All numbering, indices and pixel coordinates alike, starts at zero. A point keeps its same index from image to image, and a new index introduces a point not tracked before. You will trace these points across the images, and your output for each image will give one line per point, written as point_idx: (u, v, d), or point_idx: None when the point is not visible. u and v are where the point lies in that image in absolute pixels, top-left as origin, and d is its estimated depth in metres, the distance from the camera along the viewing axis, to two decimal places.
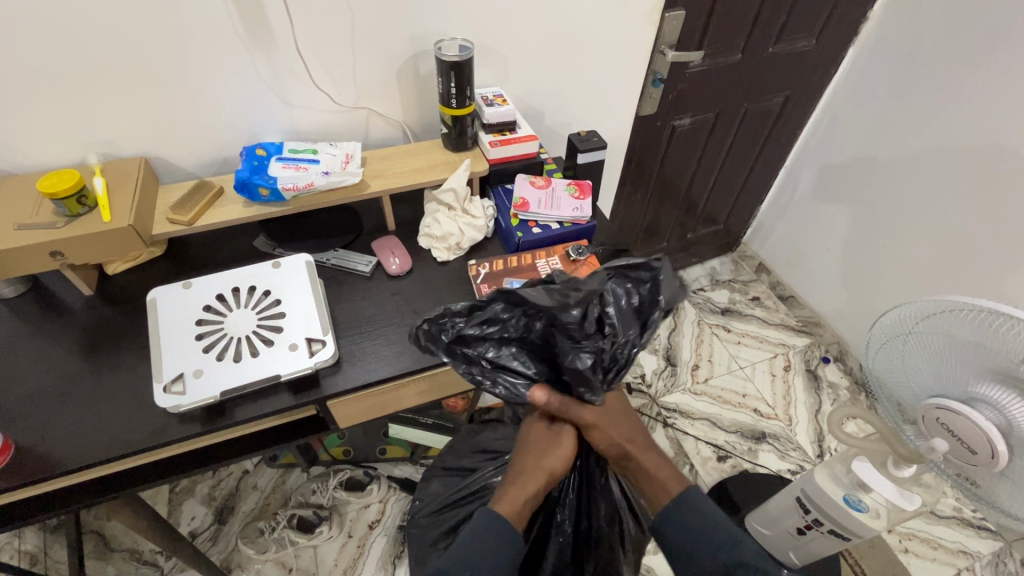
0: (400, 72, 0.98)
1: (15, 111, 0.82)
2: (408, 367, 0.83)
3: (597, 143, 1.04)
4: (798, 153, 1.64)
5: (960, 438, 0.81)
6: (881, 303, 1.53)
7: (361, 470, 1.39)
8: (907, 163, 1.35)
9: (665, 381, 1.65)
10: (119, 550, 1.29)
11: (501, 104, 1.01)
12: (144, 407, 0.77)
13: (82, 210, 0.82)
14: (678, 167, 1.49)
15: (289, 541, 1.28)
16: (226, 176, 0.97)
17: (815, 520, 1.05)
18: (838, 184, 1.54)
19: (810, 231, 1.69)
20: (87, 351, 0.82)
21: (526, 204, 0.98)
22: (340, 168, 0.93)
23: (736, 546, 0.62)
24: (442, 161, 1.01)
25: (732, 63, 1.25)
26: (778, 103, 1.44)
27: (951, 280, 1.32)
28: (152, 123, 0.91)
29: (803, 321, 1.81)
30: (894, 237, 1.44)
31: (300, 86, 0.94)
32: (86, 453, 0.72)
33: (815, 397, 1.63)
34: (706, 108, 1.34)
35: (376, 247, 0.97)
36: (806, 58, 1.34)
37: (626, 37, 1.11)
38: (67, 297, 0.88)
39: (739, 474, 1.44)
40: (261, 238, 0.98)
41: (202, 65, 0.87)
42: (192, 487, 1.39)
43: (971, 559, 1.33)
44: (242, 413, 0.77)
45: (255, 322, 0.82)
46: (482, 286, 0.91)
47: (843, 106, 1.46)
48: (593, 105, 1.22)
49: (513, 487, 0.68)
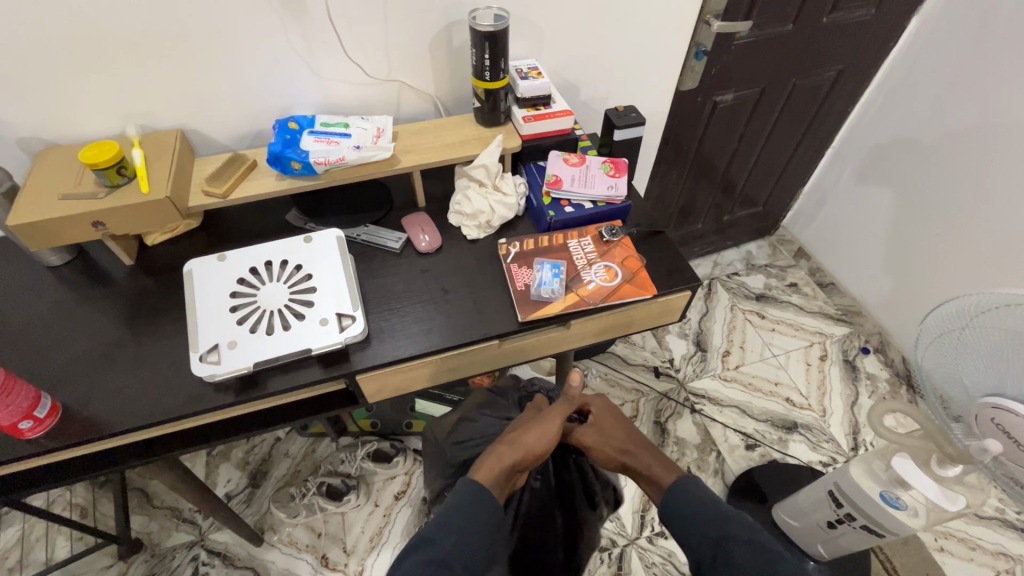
0: (433, 44, 0.96)
1: (60, 82, 0.84)
2: (436, 345, 0.82)
3: (635, 119, 0.99)
4: (848, 133, 1.55)
5: (1015, 439, 0.75)
6: (931, 294, 1.45)
7: (388, 443, 1.40)
8: (970, 144, 1.25)
9: (694, 366, 1.62)
10: (161, 507, 1.35)
11: (536, 77, 0.98)
12: (181, 374, 0.79)
13: (122, 180, 0.84)
14: (717, 146, 1.42)
15: (318, 507, 1.32)
16: (260, 150, 0.97)
17: (847, 515, 1.02)
18: (888, 168, 1.46)
19: (856, 216, 1.61)
20: (129, 319, 0.85)
21: (559, 181, 0.95)
22: (372, 143, 0.92)
23: (725, 521, 0.65)
24: (474, 136, 0.99)
25: (781, 35, 1.17)
26: (829, 77, 1.35)
27: (1007, 272, 1.24)
28: (189, 96, 0.91)
29: (842, 309, 1.74)
30: (949, 224, 1.35)
31: (333, 57, 0.93)
32: (129, 417, 0.75)
33: (852, 388, 1.57)
34: (750, 82, 1.26)
35: (405, 223, 0.96)
36: (863, 29, 1.25)
37: (669, 6, 1.05)
38: (109, 266, 0.91)
39: (769, 463, 1.41)
40: (292, 212, 0.98)
41: (235, 36, 0.86)
42: (227, 451, 1.45)
43: (1012, 561, 1.27)
44: (274, 385, 0.78)
45: (288, 296, 0.83)
46: (512, 266, 0.90)
47: (903, 82, 1.36)
48: (631, 78, 1.17)
49: (493, 457, 0.76)
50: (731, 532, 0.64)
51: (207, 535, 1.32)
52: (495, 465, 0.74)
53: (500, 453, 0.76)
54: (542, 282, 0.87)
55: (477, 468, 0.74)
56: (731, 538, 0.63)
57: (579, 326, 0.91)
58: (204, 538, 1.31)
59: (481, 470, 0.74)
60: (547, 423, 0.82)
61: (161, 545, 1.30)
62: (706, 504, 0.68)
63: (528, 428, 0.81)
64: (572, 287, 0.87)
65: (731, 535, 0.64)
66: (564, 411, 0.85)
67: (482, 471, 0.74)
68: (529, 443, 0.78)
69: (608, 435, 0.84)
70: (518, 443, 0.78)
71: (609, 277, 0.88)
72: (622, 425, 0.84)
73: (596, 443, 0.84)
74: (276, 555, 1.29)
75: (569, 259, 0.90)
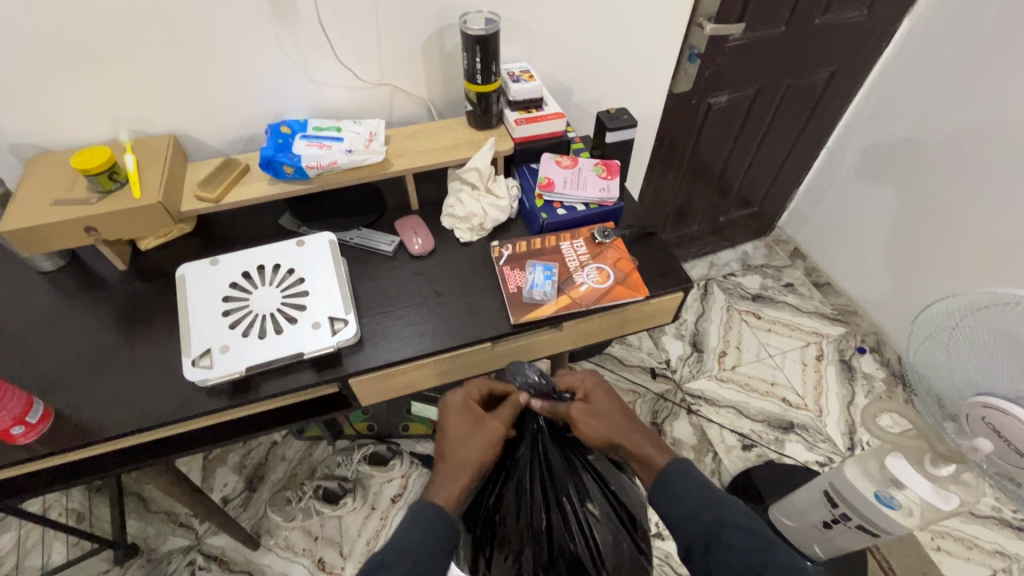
0: (425, 48, 0.96)
1: (52, 87, 0.84)
2: (429, 348, 0.83)
3: (627, 121, 1.00)
4: (842, 133, 1.55)
5: (1007, 438, 0.75)
6: (926, 293, 1.45)
7: (384, 445, 1.41)
8: (963, 144, 1.25)
9: (690, 367, 1.62)
10: (157, 511, 1.35)
11: (528, 80, 0.98)
12: (174, 378, 0.79)
13: (114, 186, 0.84)
14: (711, 147, 1.42)
15: (315, 511, 1.32)
16: (252, 154, 0.98)
17: (843, 514, 1.02)
18: (883, 168, 1.46)
19: (851, 216, 1.61)
20: (122, 324, 0.85)
21: (551, 184, 0.96)
22: (364, 147, 0.92)
23: (720, 506, 0.64)
24: (466, 139, 0.99)
25: (775, 36, 1.17)
26: (823, 78, 1.35)
27: (1002, 272, 1.24)
28: (181, 100, 0.91)
29: (838, 309, 1.74)
30: (943, 224, 1.35)
31: (325, 62, 0.93)
32: (122, 421, 0.75)
33: (848, 388, 1.58)
34: (743, 84, 1.27)
35: (399, 226, 0.96)
36: (856, 30, 1.25)
37: (661, 9, 1.05)
38: (102, 271, 0.91)
39: (765, 464, 1.41)
40: (286, 216, 0.98)
41: (228, 41, 0.86)
42: (224, 455, 1.45)
43: (1009, 560, 1.27)
44: (266, 389, 0.78)
45: (280, 300, 0.83)
46: (504, 268, 0.90)
47: (896, 82, 1.36)
48: (624, 80, 1.17)
49: (447, 474, 0.70)
50: (725, 518, 0.63)
51: (203, 539, 1.31)
52: (450, 487, 0.69)
53: (449, 473, 0.70)
54: (535, 284, 0.87)
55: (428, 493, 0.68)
56: (726, 523, 0.62)
57: (571, 328, 0.91)
58: (200, 542, 1.31)
59: (437, 491, 0.68)
60: (491, 430, 0.74)
61: (158, 550, 1.30)
62: (698, 487, 0.67)
63: (472, 436, 0.73)
64: (564, 289, 0.87)
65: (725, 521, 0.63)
66: (508, 415, 0.77)
67: (438, 492, 0.68)
68: (476, 458, 0.71)
69: (602, 417, 0.76)
70: (465, 461, 0.71)
71: (601, 279, 0.89)
72: (618, 405, 0.78)
73: (589, 425, 0.75)
74: (272, 560, 1.29)
75: (562, 260, 0.91)
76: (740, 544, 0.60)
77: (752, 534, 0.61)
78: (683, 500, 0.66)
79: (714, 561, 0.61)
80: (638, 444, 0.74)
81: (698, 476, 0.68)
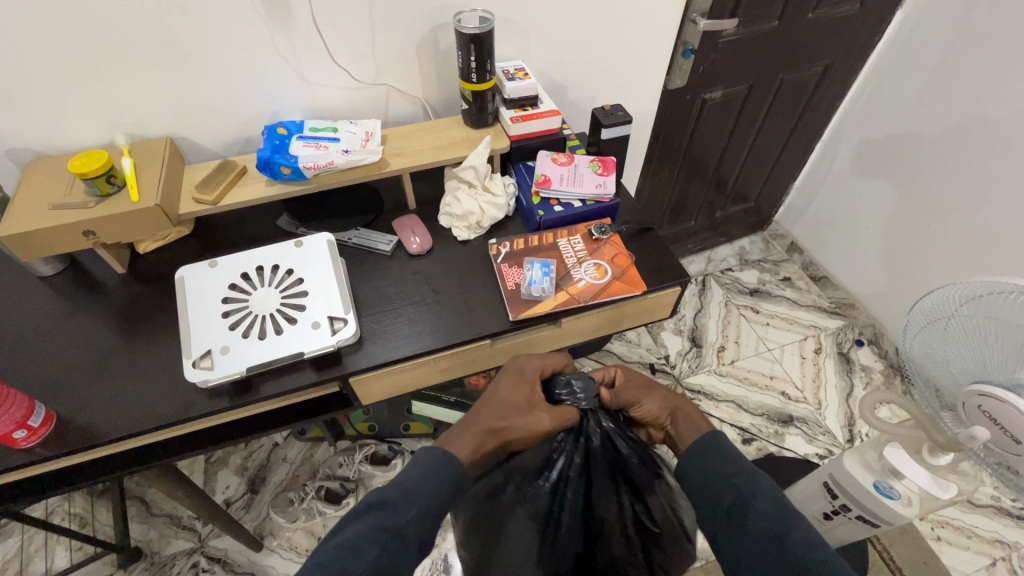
0: (420, 48, 0.97)
1: (47, 93, 0.84)
2: (428, 346, 0.83)
3: (622, 118, 1.00)
4: (837, 127, 1.56)
5: (1002, 426, 0.76)
6: (923, 285, 1.46)
7: (386, 445, 1.43)
8: (957, 136, 1.26)
9: (689, 362, 1.62)
10: (160, 514, 1.35)
11: (523, 78, 0.98)
12: (176, 380, 0.80)
13: (112, 189, 0.84)
14: (708, 142, 1.43)
15: (317, 511, 1.34)
16: (249, 156, 0.98)
17: (842, 505, 1.03)
18: (880, 160, 1.46)
19: (848, 209, 1.61)
20: (122, 327, 0.85)
21: (548, 180, 0.96)
22: (361, 146, 0.93)
23: (752, 476, 0.63)
24: (462, 138, 0.99)
25: (768, 31, 1.18)
26: (817, 72, 1.36)
27: (996, 263, 1.26)
28: (178, 104, 0.92)
29: (836, 303, 1.75)
30: (939, 215, 1.36)
31: (320, 63, 0.93)
32: (124, 424, 0.75)
33: (847, 380, 1.58)
34: (738, 79, 1.27)
35: (396, 225, 0.96)
36: (848, 24, 1.26)
37: (654, 5, 1.06)
38: (101, 275, 0.91)
39: (765, 457, 1.42)
40: (284, 218, 0.98)
41: (222, 43, 0.86)
42: (225, 458, 1.45)
43: (1008, 549, 1.28)
44: (267, 388, 0.78)
45: (279, 300, 0.83)
46: (503, 266, 0.91)
47: (890, 75, 1.37)
48: (620, 76, 1.18)
49: (467, 428, 0.67)
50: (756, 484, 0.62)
51: (207, 542, 1.32)
52: (467, 437, 0.66)
53: (484, 433, 0.66)
54: (533, 281, 0.87)
55: (455, 445, 0.65)
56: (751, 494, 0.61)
57: (570, 324, 0.92)
58: (204, 544, 1.32)
59: (453, 441, 0.65)
60: (540, 415, 0.70)
61: (161, 553, 1.30)
62: (729, 457, 0.65)
63: (517, 412, 0.69)
64: (562, 286, 0.88)
65: (754, 488, 0.61)
66: (564, 417, 0.72)
67: (455, 442, 0.65)
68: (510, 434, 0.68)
69: (655, 389, 0.77)
70: (500, 432, 0.68)
71: (599, 275, 0.89)
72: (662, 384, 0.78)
73: (648, 399, 0.76)
74: (275, 561, 1.29)
75: (560, 257, 0.91)
76: (766, 512, 0.59)
77: (776, 506, 0.60)
78: (713, 465, 0.65)
79: (739, 523, 0.60)
80: (695, 406, 0.74)
81: (727, 450, 0.66)
